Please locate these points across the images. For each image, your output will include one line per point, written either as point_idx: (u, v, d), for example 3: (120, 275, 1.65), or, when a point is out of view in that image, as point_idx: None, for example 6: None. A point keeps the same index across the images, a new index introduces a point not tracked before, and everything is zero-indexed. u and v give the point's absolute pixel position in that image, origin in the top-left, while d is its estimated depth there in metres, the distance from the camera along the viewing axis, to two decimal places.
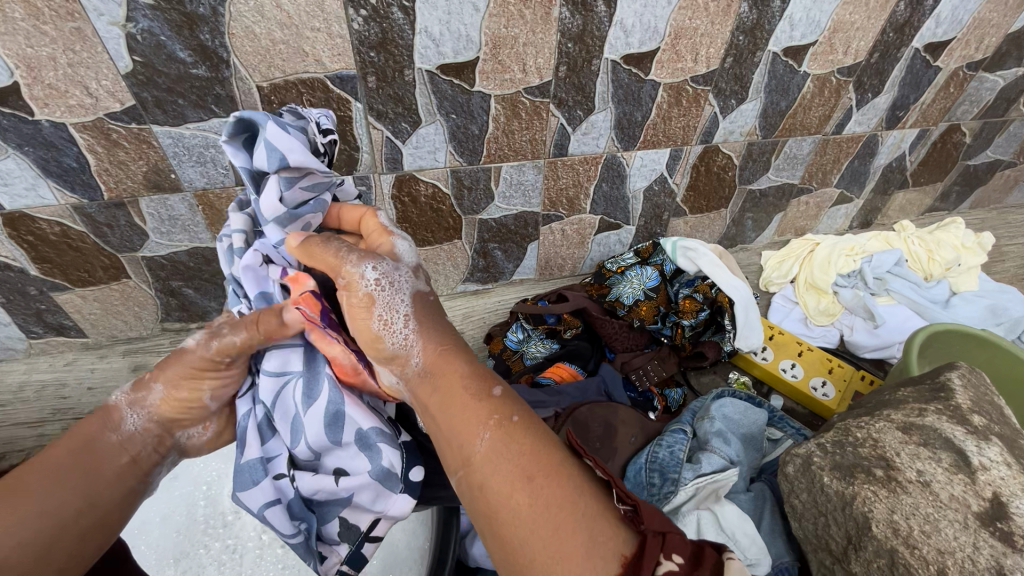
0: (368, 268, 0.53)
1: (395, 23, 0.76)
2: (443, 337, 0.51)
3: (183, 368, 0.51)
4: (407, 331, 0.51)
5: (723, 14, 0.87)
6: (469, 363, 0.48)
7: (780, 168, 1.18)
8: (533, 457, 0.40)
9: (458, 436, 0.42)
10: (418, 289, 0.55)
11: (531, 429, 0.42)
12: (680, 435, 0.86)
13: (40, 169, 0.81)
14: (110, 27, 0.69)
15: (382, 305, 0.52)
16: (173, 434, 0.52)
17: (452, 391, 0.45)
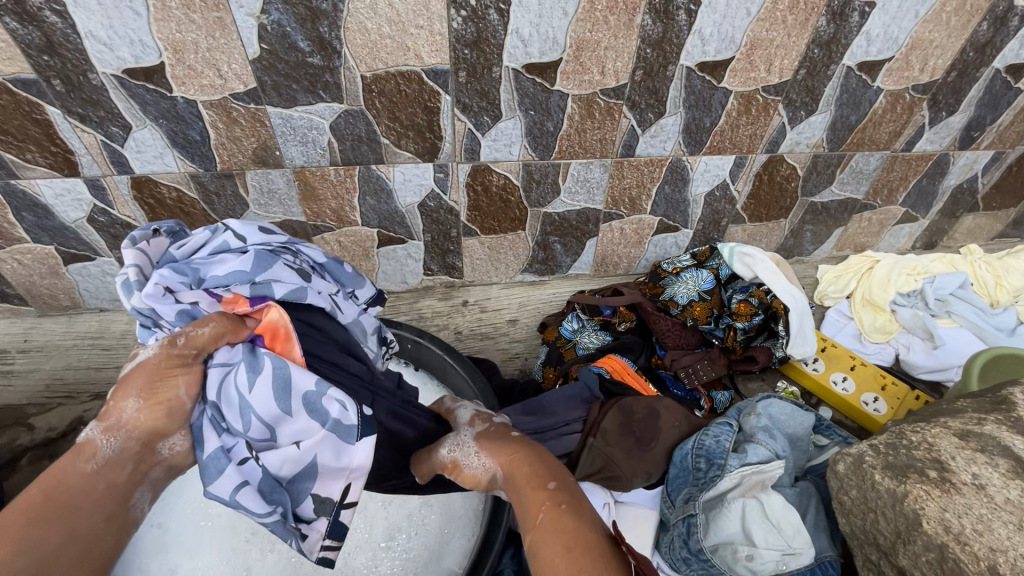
0: (443, 448, 0.75)
1: (490, 24, 0.83)
2: (508, 451, 0.71)
3: (149, 376, 0.61)
4: (478, 458, 0.72)
5: (800, 27, 0.90)
6: (525, 470, 0.67)
7: (844, 182, 1.18)
8: (572, 532, 0.56)
9: (527, 516, 0.61)
10: (482, 429, 0.77)
11: (573, 509, 0.59)
12: (726, 427, 0.88)
13: (169, 139, 0.92)
14: (246, 18, 0.78)
15: (461, 456, 0.74)
16: (155, 449, 0.61)
17: (520, 488, 0.65)
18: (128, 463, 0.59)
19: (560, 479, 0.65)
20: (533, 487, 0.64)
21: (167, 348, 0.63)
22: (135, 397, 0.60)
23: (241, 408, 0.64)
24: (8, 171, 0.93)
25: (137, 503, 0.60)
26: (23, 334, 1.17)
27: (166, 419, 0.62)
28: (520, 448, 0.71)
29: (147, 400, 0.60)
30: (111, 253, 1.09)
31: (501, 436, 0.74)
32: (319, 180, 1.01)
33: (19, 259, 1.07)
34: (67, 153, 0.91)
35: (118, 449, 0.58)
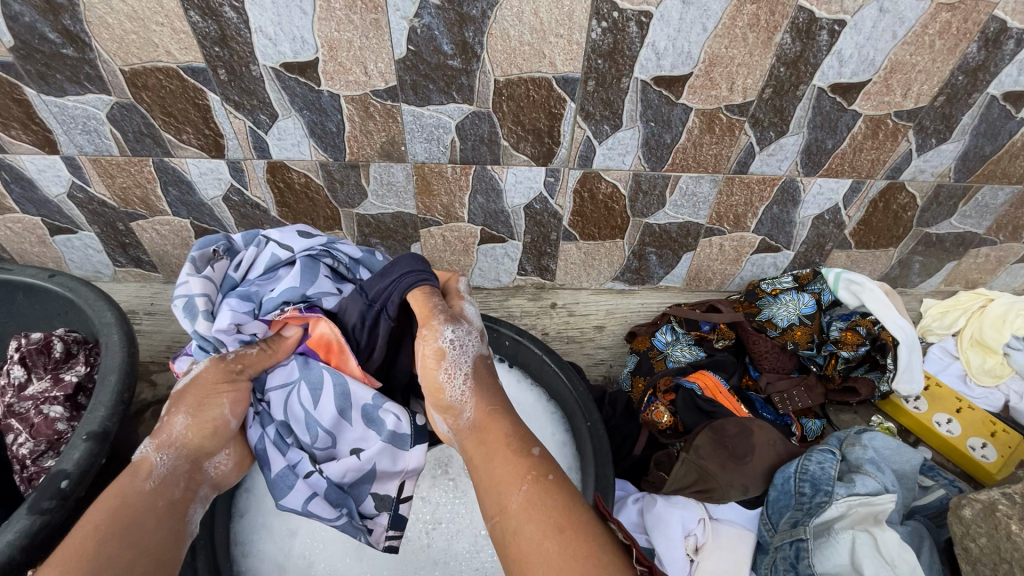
0: (448, 332, 0.68)
1: (628, 36, 0.85)
2: (491, 398, 0.67)
3: (201, 390, 0.69)
4: (464, 387, 0.67)
5: (948, 53, 0.87)
6: (509, 425, 0.63)
7: (966, 215, 1.13)
8: (562, 511, 0.54)
9: (502, 483, 0.58)
10: (482, 352, 0.71)
11: (562, 490, 0.56)
12: (829, 454, 0.86)
13: (308, 129, 0.98)
14: (399, 20, 0.83)
15: (448, 362, 0.68)
16: (202, 467, 0.67)
17: (498, 448, 0.61)
18: (180, 480, 0.64)
19: (544, 447, 0.62)
20: (516, 450, 0.60)
21: (215, 365, 0.71)
22: (185, 414, 0.67)
23: (305, 419, 0.73)
24: (164, 149, 1.02)
25: (190, 518, 0.64)
26: (149, 299, 1.28)
27: (211, 436, 0.68)
28: (500, 401, 0.67)
29: (195, 417, 0.67)
30: (237, 231, 1.17)
31: (492, 377, 0.70)
32: (437, 176, 1.06)
33: (157, 229, 1.17)
34: (217, 136, 0.99)
35: (171, 465, 0.63)
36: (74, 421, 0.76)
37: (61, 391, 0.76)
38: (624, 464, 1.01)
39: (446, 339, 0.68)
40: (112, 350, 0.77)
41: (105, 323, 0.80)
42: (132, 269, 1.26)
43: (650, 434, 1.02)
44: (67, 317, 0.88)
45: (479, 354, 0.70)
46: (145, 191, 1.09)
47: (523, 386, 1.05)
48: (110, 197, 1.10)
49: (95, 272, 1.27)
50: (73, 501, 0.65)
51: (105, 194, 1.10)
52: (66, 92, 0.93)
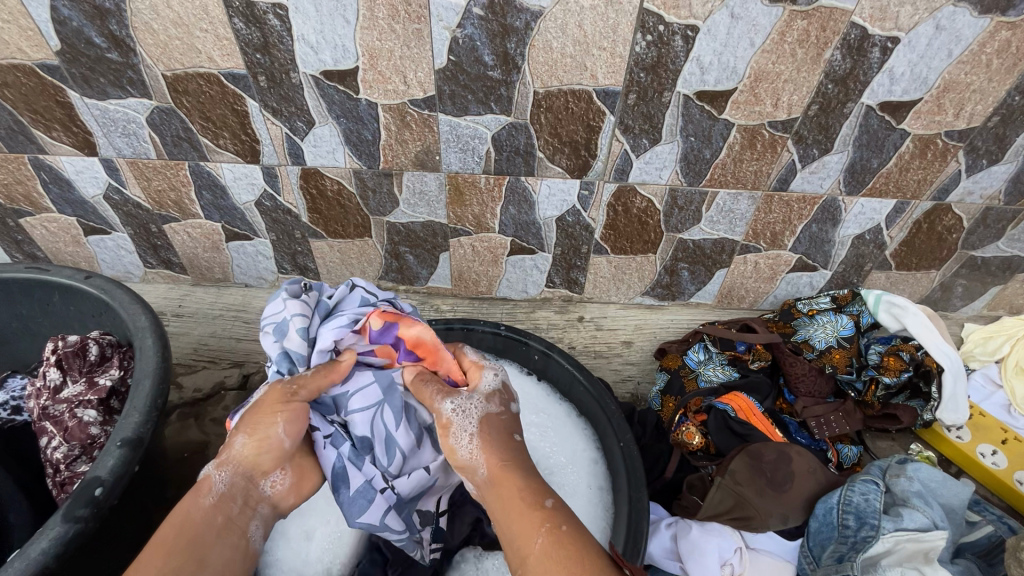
0: (447, 404, 0.68)
1: (673, 49, 0.83)
2: (504, 453, 0.65)
3: (258, 412, 0.66)
4: (472, 445, 0.65)
5: (1005, 72, 0.84)
6: (523, 478, 0.62)
7: (1014, 238, 1.09)
8: (578, 561, 0.52)
9: (518, 539, 0.56)
10: (490, 412, 0.68)
11: (576, 538, 0.54)
12: (873, 485, 0.82)
13: (344, 137, 0.98)
14: (442, 30, 0.82)
15: (456, 429, 0.66)
16: (259, 486, 0.65)
17: (512, 499, 0.60)
18: (237, 501, 0.62)
19: (558, 497, 0.60)
20: (529, 503, 0.59)
21: (274, 389, 0.68)
22: (242, 434, 0.65)
23: (385, 442, 0.74)
24: (200, 153, 1.02)
25: (253, 535, 0.63)
26: (177, 301, 1.29)
27: (268, 458, 0.65)
28: (513, 453, 0.65)
29: (252, 436, 0.65)
30: (267, 236, 1.17)
31: (505, 431, 0.67)
32: (470, 186, 1.05)
33: (189, 232, 1.17)
34: (254, 142, 1.00)
35: (229, 484, 0.63)
36: (107, 425, 0.76)
37: (95, 395, 0.76)
38: (654, 486, 0.98)
39: (450, 408, 0.67)
40: (146, 355, 0.77)
41: (139, 327, 0.80)
42: (161, 270, 1.27)
43: (681, 455, 0.99)
44: (101, 319, 0.89)
45: (487, 416, 0.68)
46: (179, 194, 1.10)
47: (552, 401, 1.02)
48: (144, 199, 1.11)
49: (126, 272, 1.28)
50: (107, 509, 0.64)
51: (140, 196, 1.11)
52: (108, 96, 0.94)
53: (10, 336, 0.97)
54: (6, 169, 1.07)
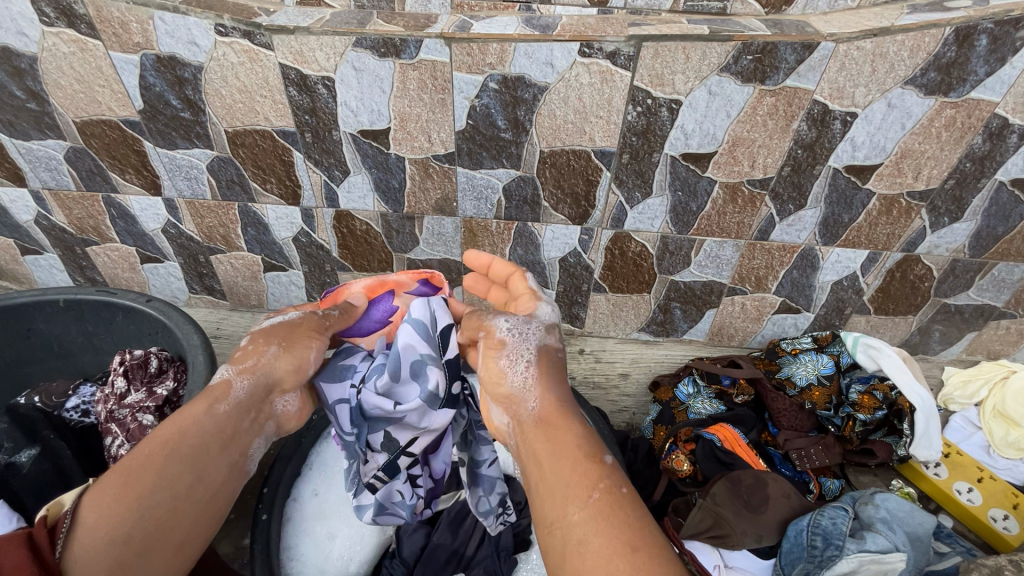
0: (503, 323, 0.75)
1: (659, 119, 0.96)
2: (561, 397, 0.69)
3: (290, 325, 0.77)
4: (526, 374, 0.71)
5: (954, 143, 0.95)
6: (580, 431, 0.64)
7: (982, 288, 1.18)
8: (633, 530, 0.53)
9: (570, 493, 0.57)
10: (547, 344, 0.74)
11: (630, 501, 0.56)
12: (842, 512, 0.94)
13: (374, 185, 1.13)
14: (462, 100, 0.97)
15: (508, 351, 0.72)
16: (272, 402, 0.74)
17: (575, 447, 0.62)
18: (251, 411, 0.70)
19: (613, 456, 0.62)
20: (588, 458, 0.60)
21: (310, 317, 0.81)
22: (276, 346, 0.75)
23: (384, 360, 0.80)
24: (249, 196, 1.18)
25: (252, 454, 0.70)
26: (216, 323, 1.42)
27: (290, 376, 0.76)
28: (567, 404, 0.69)
29: (285, 349, 0.75)
30: (300, 267, 1.31)
31: (559, 374, 0.73)
32: (482, 230, 1.18)
33: (232, 263, 1.32)
34: (296, 187, 1.15)
35: (248, 392, 0.70)
36: None
37: (153, 401, 0.92)
38: (643, 508, 1.07)
39: (504, 327, 0.75)
40: (198, 368, 0.89)
41: (191, 345, 0.93)
42: (204, 296, 1.41)
43: (670, 480, 1.08)
44: (157, 337, 1.02)
45: (544, 345, 0.74)
46: (227, 230, 1.25)
47: None
48: (196, 233, 1.26)
49: (173, 296, 1.43)
50: None
51: (193, 231, 1.26)
52: (177, 147, 1.10)
53: (76, 350, 1.10)
54: (81, 206, 1.23)
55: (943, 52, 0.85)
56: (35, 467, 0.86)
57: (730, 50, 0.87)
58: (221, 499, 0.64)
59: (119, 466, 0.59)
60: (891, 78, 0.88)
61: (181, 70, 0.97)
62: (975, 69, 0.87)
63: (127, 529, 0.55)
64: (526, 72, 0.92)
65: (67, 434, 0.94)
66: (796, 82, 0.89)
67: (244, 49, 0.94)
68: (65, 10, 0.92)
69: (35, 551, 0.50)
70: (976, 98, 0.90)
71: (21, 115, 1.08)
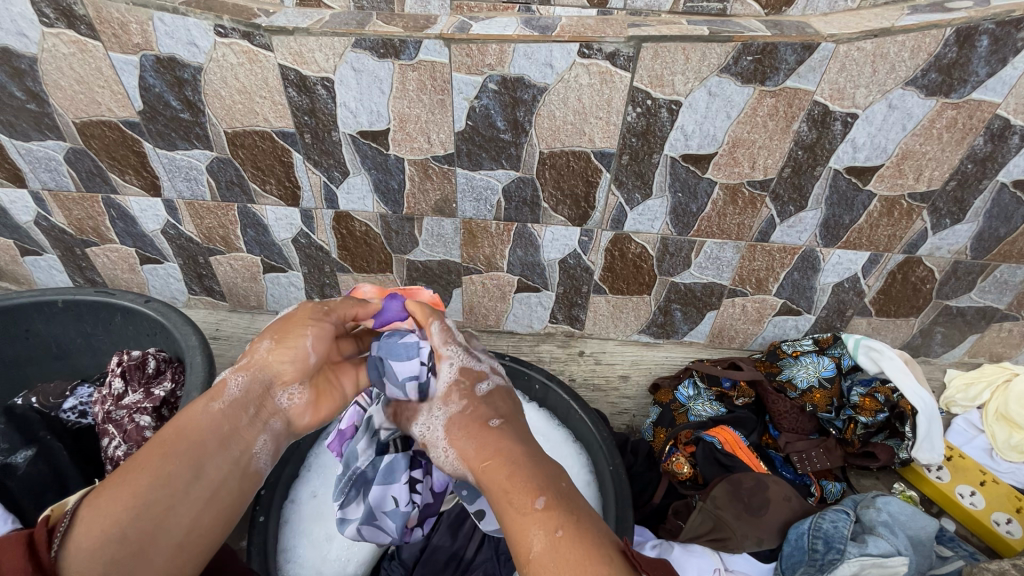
0: (417, 426, 0.81)
1: (659, 119, 0.96)
2: (485, 450, 0.70)
3: (282, 323, 0.75)
4: (446, 450, 0.76)
5: (955, 144, 0.95)
6: (513, 475, 0.65)
7: (985, 290, 1.18)
8: (577, 569, 0.53)
9: (518, 545, 0.58)
10: (453, 413, 0.79)
11: (573, 537, 0.55)
12: (844, 515, 0.94)
13: (374, 186, 1.12)
14: (461, 101, 0.97)
15: (429, 444, 0.79)
16: (274, 395, 0.72)
17: (510, 489, 0.63)
18: (250, 407, 0.70)
19: (550, 494, 0.61)
20: (524, 505, 0.60)
21: (306, 307, 0.76)
22: (270, 341, 0.73)
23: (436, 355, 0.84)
24: (249, 197, 1.17)
25: (258, 453, 0.69)
26: (215, 325, 1.42)
27: (290, 366, 0.73)
28: (503, 449, 0.69)
29: (276, 342, 0.73)
30: (299, 269, 1.31)
31: (477, 427, 0.74)
32: (482, 231, 1.18)
33: (232, 264, 1.32)
34: (295, 188, 1.14)
35: (243, 389, 0.70)
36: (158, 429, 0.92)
37: (151, 403, 0.91)
38: (643, 511, 1.07)
39: (419, 430, 0.80)
40: (196, 369, 0.89)
41: (190, 346, 0.93)
42: (203, 297, 1.41)
43: (670, 483, 1.07)
44: (156, 338, 1.02)
45: (449, 419, 0.78)
46: (226, 231, 1.25)
47: (551, 427, 1.12)
48: (196, 234, 1.26)
49: (172, 298, 1.42)
50: None
51: (192, 232, 1.26)
52: (176, 148, 1.10)
53: (75, 350, 1.10)
54: (81, 206, 1.23)
55: (945, 53, 0.84)
56: (31, 468, 0.84)
57: (730, 51, 0.87)
58: (226, 495, 0.64)
59: (119, 468, 0.60)
60: (891, 79, 0.88)
61: (180, 71, 0.97)
62: (976, 70, 0.86)
63: (122, 527, 0.55)
64: (525, 73, 0.92)
65: (63, 435, 0.94)
66: (796, 83, 0.89)
67: (244, 50, 0.93)
68: (65, 11, 0.92)
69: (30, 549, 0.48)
70: (977, 99, 0.89)
71: (21, 116, 1.08)
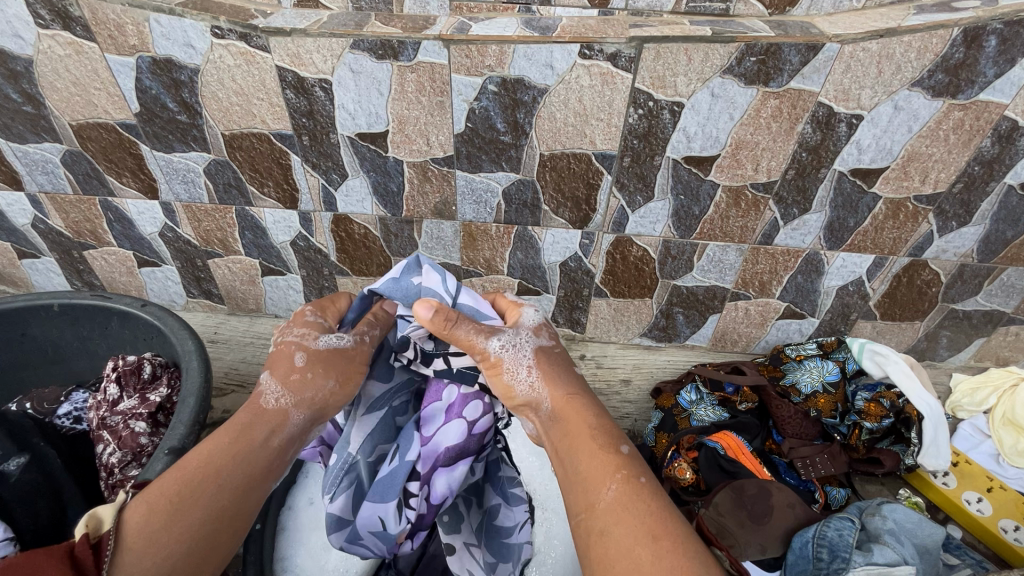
0: (494, 341, 0.66)
1: (661, 121, 0.95)
2: (569, 389, 0.67)
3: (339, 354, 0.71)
4: (530, 378, 0.66)
5: (962, 146, 0.93)
6: (592, 419, 0.62)
7: (991, 293, 1.16)
8: (651, 517, 0.52)
9: (591, 483, 0.56)
10: (542, 345, 0.70)
11: (651, 493, 0.55)
12: (849, 523, 0.92)
13: (372, 189, 1.11)
14: (461, 102, 0.96)
15: (509, 365, 0.66)
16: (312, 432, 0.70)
17: (588, 435, 0.61)
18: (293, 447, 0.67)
19: (632, 447, 0.60)
20: (604, 449, 0.59)
21: (361, 347, 0.73)
22: (333, 380, 0.70)
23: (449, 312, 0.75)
24: (247, 200, 1.16)
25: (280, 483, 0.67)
26: (213, 328, 1.41)
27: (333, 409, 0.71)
28: (579, 395, 0.66)
29: (340, 386, 0.70)
30: (298, 271, 1.30)
31: (560, 367, 0.69)
32: (482, 234, 1.17)
33: (230, 267, 1.31)
34: (294, 191, 1.13)
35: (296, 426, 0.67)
36: (154, 435, 0.91)
37: (146, 408, 0.91)
38: None
39: (496, 345, 0.66)
40: (192, 374, 0.88)
41: (186, 350, 0.91)
42: (202, 300, 1.40)
43: (672, 489, 1.06)
44: (152, 342, 1.01)
45: (538, 349, 0.69)
46: (224, 234, 1.24)
47: None
48: (194, 237, 1.25)
49: (170, 301, 1.42)
50: None
51: (190, 235, 1.25)
52: (174, 150, 1.09)
53: (71, 354, 1.09)
54: (78, 209, 1.22)
55: (952, 53, 0.83)
56: (24, 475, 0.85)
57: (733, 52, 0.85)
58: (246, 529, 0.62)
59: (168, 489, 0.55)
60: (897, 79, 0.86)
61: (177, 72, 0.96)
62: (984, 70, 0.85)
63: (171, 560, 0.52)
64: (525, 74, 0.91)
65: (57, 442, 0.94)
66: (801, 83, 0.88)
67: (241, 51, 0.92)
68: (60, 12, 0.91)
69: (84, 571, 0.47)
70: (984, 100, 0.88)
71: (18, 118, 1.07)
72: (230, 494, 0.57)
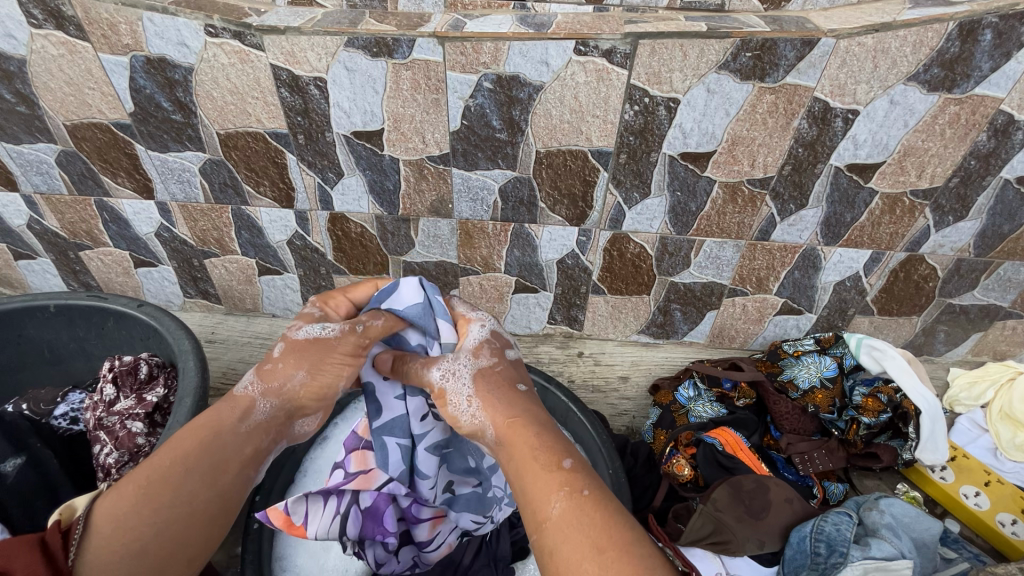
0: (435, 371, 0.71)
1: (657, 118, 0.95)
2: (509, 410, 0.64)
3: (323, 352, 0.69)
4: (473, 409, 0.66)
5: (958, 140, 0.93)
6: (536, 435, 0.61)
7: (988, 288, 1.16)
8: (597, 528, 0.51)
9: (535, 502, 0.54)
10: (481, 367, 0.71)
11: (598, 504, 0.53)
12: (846, 517, 0.92)
13: (368, 187, 1.11)
14: (456, 100, 0.95)
15: (454, 395, 0.68)
16: (295, 422, 0.69)
17: (531, 453, 0.59)
18: (273, 430, 0.66)
19: (576, 458, 0.58)
20: (547, 465, 0.57)
21: (348, 336, 0.71)
22: (305, 370, 0.68)
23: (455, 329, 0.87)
24: (243, 199, 1.16)
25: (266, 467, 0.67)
26: (211, 328, 1.41)
27: (315, 398, 0.69)
28: (521, 415, 0.64)
29: (312, 376, 0.68)
30: (294, 270, 1.30)
31: (506, 389, 0.68)
32: (479, 232, 1.17)
33: (227, 266, 1.30)
34: (290, 190, 1.13)
35: (270, 414, 0.66)
36: (150, 436, 0.91)
37: (143, 409, 0.91)
38: (643, 514, 1.06)
39: (437, 376, 0.70)
40: (189, 376, 0.87)
41: (183, 350, 0.91)
42: (199, 300, 1.40)
43: (670, 486, 1.06)
44: (149, 342, 1.01)
45: (477, 372, 0.70)
46: (220, 234, 1.23)
47: None
48: (190, 236, 1.25)
49: (167, 301, 1.41)
50: None
51: (186, 234, 1.25)
52: (169, 149, 1.08)
53: (66, 355, 1.09)
54: (73, 210, 1.22)
55: (947, 47, 0.83)
56: (20, 477, 0.85)
57: (728, 47, 0.85)
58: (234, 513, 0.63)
59: (140, 473, 0.58)
60: (893, 74, 0.86)
61: (171, 72, 0.96)
62: (979, 64, 0.85)
63: (144, 541, 0.56)
64: (520, 71, 0.91)
65: (53, 443, 0.93)
66: (796, 79, 0.88)
67: (235, 50, 0.92)
68: (53, 11, 0.90)
69: (50, 556, 0.52)
70: (979, 94, 0.88)
71: (12, 119, 1.07)
72: (199, 480, 0.59)
